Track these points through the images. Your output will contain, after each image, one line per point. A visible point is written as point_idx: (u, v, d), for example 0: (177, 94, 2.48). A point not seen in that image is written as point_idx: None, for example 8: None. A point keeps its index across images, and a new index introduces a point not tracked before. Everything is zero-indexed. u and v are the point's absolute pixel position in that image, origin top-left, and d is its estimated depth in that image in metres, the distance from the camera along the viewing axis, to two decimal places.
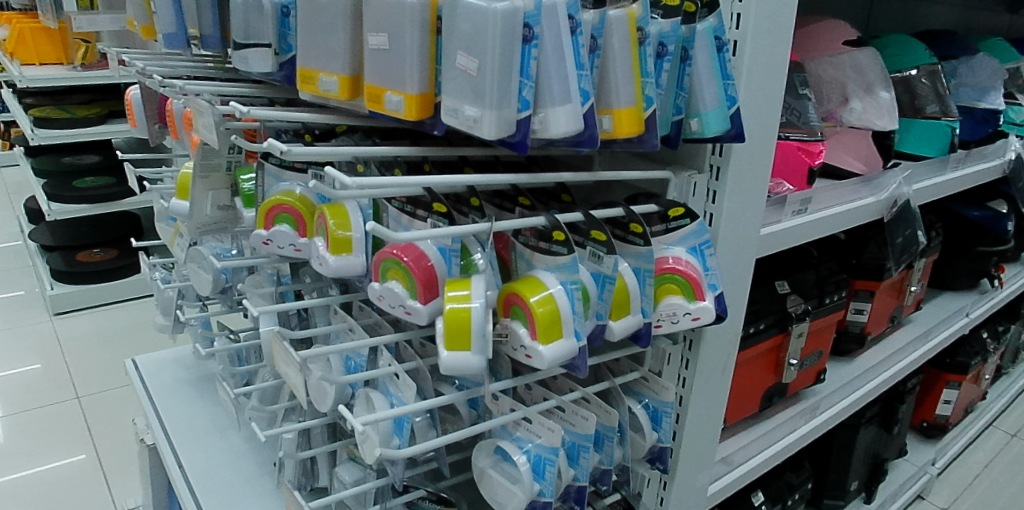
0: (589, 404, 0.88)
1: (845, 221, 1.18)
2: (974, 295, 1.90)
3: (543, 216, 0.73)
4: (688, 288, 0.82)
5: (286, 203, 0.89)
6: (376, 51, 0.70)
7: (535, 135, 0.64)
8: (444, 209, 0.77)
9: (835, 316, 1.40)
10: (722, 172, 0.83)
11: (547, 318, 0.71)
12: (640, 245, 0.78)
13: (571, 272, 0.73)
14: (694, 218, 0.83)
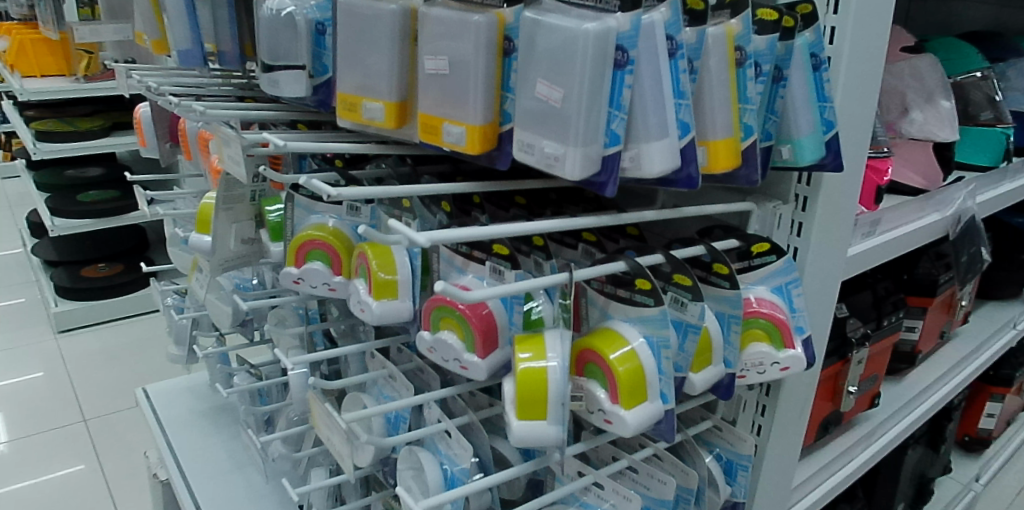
0: (662, 462, 0.79)
1: (914, 241, 1.10)
2: (1021, 305, 1.82)
3: (624, 260, 0.65)
4: (776, 334, 0.73)
5: (319, 239, 0.80)
6: (432, 76, 0.61)
7: (625, 174, 0.55)
8: (506, 251, 0.70)
9: (891, 339, 1.30)
10: (809, 202, 0.75)
11: (631, 379, 0.63)
12: (726, 287, 0.70)
13: (655, 326, 0.65)
14: (780, 254, 0.74)
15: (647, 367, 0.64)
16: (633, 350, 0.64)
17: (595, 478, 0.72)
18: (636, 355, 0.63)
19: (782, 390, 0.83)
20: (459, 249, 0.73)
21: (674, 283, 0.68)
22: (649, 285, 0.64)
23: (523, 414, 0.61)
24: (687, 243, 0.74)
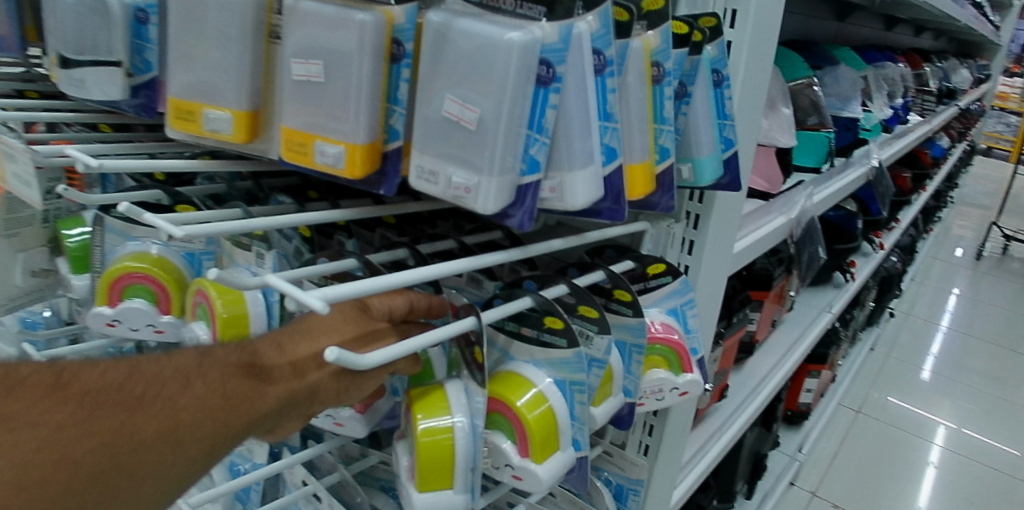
0: (557, 498, 0.74)
1: (766, 242, 1.16)
2: (831, 290, 2.05)
3: (530, 295, 0.58)
4: (675, 359, 0.69)
5: (142, 275, 0.61)
6: (300, 83, 0.49)
7: (544, 206, 0.48)
8: None
9: (739, 333, 1.35)
10: (701, 220, 0.73)
11: (543, 429, 0.55)
12: (629, 315, 0.65)
13: (565, 367, 0.58)
14: (676, 275, 0.71)
15: (558, 412, 0.56)
16: (542, 394, 0.56)
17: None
18: (545, 401, 0.56)
19: (669, 413, 0.80)
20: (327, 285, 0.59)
21: (579, 315, 0.63)
22: (559, 323, 0.58)
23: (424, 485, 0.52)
24: (585, 266, 0.68)
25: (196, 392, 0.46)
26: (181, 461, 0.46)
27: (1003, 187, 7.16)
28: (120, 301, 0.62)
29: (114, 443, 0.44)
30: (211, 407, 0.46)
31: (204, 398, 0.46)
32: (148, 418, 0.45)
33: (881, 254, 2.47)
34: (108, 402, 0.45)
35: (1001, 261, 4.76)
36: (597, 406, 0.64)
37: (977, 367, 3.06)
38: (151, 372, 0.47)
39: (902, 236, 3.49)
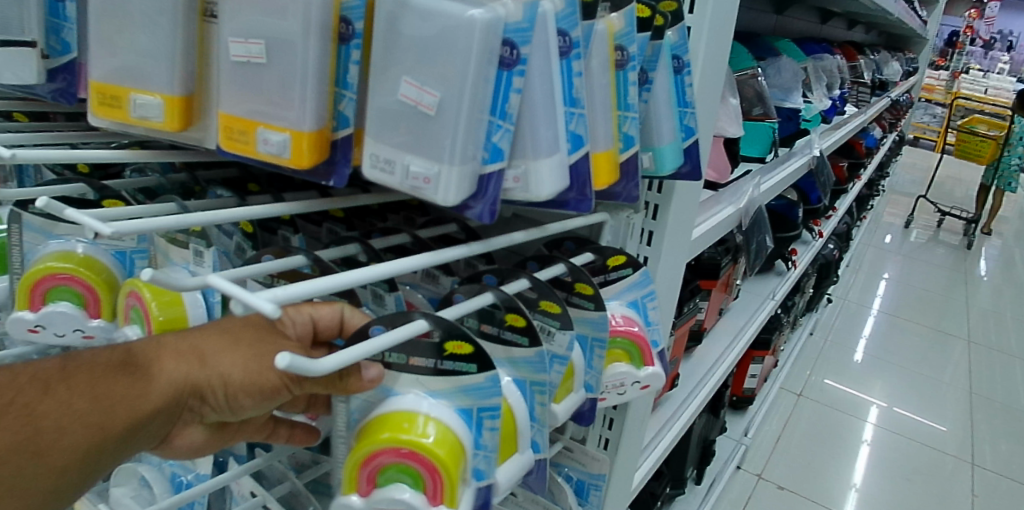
0: (518, 498, 0.72)
1: (717, 232, 1.16)
2: (775, 277, 2.10)
3: (492, 291, 0.55)
4: (636, 352, 0.68)
5: (66, 275, 0.56)
6: (240, 65, 0.45)
7: (507, 196, 0.45)
8: None
9: (690, 323, 1.37)
10: (660, 211, 0.72)
11: (500, 430, 0.52)
12: (590, 309, 0.63)
13: (525, 364, 0.55)
14: (637, 267, 0.69)
15: (517, 414, 0.54)
16: (500, 392, 0.54)
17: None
18: (505, 402, 0.53)
19: (630, 405, 0.79)
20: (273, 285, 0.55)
21: (540, 310, 0.60)
22: (522, 321, 0.55)
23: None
24: (544, 259, 0.65)
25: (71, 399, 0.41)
26: (42, 482, 0.40)
27: (927, 176, 7.51)
28: (43, 305, 0.57)
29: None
30: (85, 420, 0.41)
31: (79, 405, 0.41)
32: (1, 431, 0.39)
33: (820, 242, 2.55)
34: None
35: (925, 245, 4.99)
36: (558, 404, 0.61)
37: (907, 348, 3.20)
38: (6, 379, 0.40)
39: (837, 223, 3.61)
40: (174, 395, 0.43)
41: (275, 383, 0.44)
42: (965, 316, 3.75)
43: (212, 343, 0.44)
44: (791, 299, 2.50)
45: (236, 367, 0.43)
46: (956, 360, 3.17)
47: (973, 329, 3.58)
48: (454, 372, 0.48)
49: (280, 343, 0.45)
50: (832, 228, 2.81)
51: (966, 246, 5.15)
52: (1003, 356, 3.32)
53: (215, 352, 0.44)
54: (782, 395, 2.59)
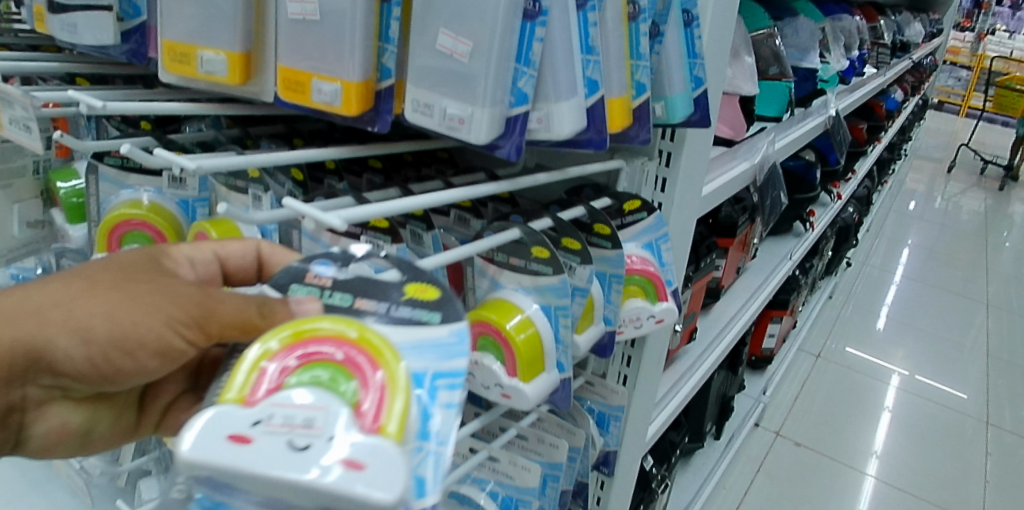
0: (545, 424, 0.79)
1: (731, 187, 1.21)
2: (793, 238, 2.13)
3: (518, 227, 0.61)
4: (650, 288, 0.74)
5: (138, 220, 0.64)
6: (296, 22, 0.51)
7: (531, 136, 0.51)
8: (384, 224, 0.59)
9: (706, 278, 1.42)
10: (673, 157, 0.76)
11: (529, 350, 0.59)
12: (608, 247, 0.69)
13: (550, 293, 0.62)
14: (651, 211, 0.74)
15: (542, 335, 0.61)
16: (528, 317, 0.60)
17: (488, 452, 0.72)
18: (532, 325, 0.60)
19: (647, 341, 0.86)
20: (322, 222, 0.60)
21: (562, 247, 0.66)
22: (545, 253, 0.61)
23: (394, 432, 0.31)
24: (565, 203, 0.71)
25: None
26: None
27: (952, 143, 7.39)
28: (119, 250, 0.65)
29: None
30: None
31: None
32: None
33: (839, 204, 2.57)
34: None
35: (949, 211, 4.97)
36: (580, 334, 0.67)
37: (926, 314, 3.21)
38: None
39: (858, 187, 3.61)
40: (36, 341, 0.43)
41: (158, 331, 0.41)
42: (986, 282, 3.74)
43: (84, 283, 0.43)
44: (811, 260, 2.54)
45: (97, 318, 0.42)
46: (975, 326, 3.18)
47: (995, 295, 3.57)
48: (412, 320, 0.40)
49: (156, 284, 0.42)
50: (851, 191, 2.82)
51: (990, 213, 5.09)
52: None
53: (73, 304, 0.43)
54: (800, 356, 2.65)
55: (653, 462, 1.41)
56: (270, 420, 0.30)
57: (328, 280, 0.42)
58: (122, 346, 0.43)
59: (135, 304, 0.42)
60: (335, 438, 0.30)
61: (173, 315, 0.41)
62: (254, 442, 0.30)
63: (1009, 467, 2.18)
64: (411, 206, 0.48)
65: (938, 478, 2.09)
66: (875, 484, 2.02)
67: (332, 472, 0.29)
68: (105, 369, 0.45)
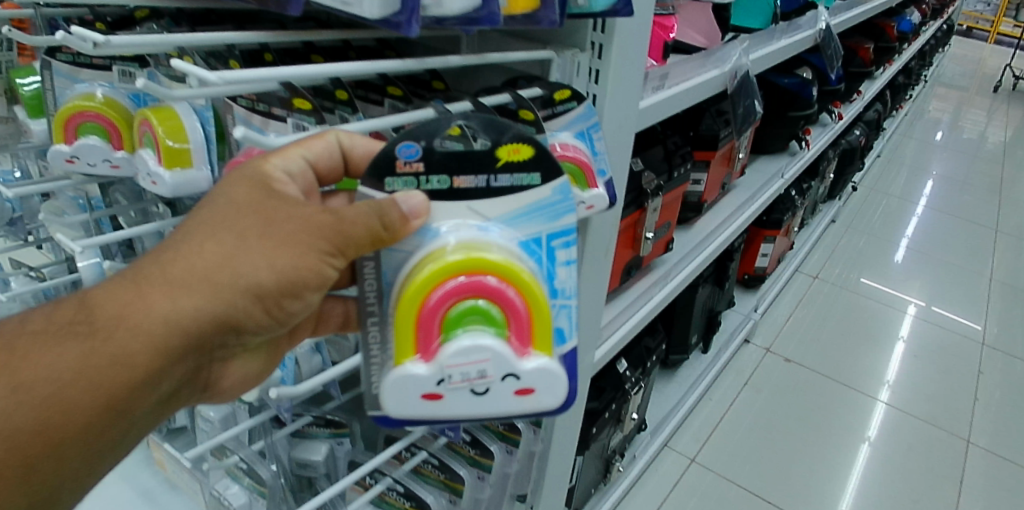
0: None
1: (694, 96, 1.17)
2: (786, 157, 2.12)
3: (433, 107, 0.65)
4: (580, 174, 0.72)
5: (92, 110, 0.67)
6: None
7: (427, 12, 0.55)
8: (308, 106, 0.66)
9: (680, 189, 1.44)
10: (605, 49, 0.79)
11: None
12: (531, 131, 0.70)
13: None
14: (581, 100, 0.76)
15: None
16: None
17: None
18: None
19: (589, 229, 0.90)
20: (253, 107, 0.64)
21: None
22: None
23: (545, 352, 0.48)
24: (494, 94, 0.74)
25: (131, 319, 0.48)
26: (116, 393, 0.48)
27: (978, 71, 7.13)
28: (75, 139, 0.67)
29: (44, 401, 0.46)
30: (155, 341, 0.49)
31: (144, 326, 0.48)
32: (70, 353, 0.47)
33: (840, 124, 2.52)
34: (32, 349, 0.47)
35: (966, 139, 4.87)
36: None
37: (932, 238, 3.18)
38: (43, 322, 0.49)
39: (868, 111, 3.54)
40: (221, 311, 0.50)
41: (314, 263, 0.50)
42: (997, 208, 3.68)
43: (235, 243, 0.49)
44: (810, 181, 2.54)
45: (262, 269, 0.49)
46: (982, 251, 3.14)
47: (1006, 222, 3.51)
48: (516, 189, 0.53)
49: (295, 218, 0.50)
50: (854, 112, 2.78)
51: (1012, 142, 4.95)
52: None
53: (237, 256, 0.49)
54: (798, 276, 2.66)
55: (627, 366, 1.43)
56: (455, 380, 0.46)
57: (418, 165, 0.52)
58: (293, 289, 0.51)
59: (290, 249, 0.49)
60: (511, 383, 0.47)
61: (326, 248, 0.50)
62: (453, 395, 0.47)
63: (1000, 383, 2.20)
64: (305, 72, 0.54)
65: (930, 392, 2.10)
66: (885, 410, 1.99)
67: (519, 401, 0.48)
68: (283, 314, 0.53)
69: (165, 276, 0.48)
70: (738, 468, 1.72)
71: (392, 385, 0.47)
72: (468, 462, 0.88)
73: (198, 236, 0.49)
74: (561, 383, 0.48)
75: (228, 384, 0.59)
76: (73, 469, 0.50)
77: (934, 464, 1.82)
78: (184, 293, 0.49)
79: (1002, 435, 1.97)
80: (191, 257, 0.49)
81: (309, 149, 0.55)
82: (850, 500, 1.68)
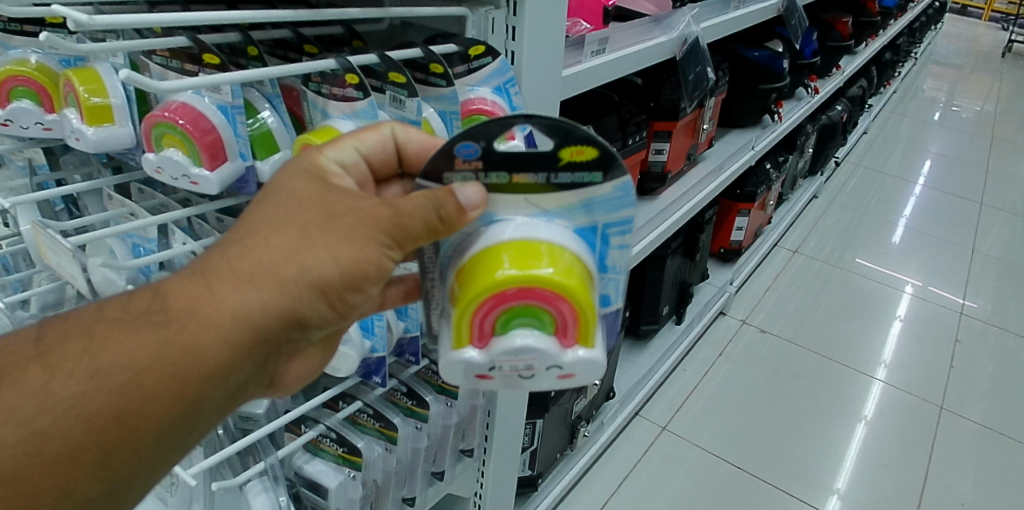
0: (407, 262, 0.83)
1: (637, 61, 1.24)
2: (757, 130, 2.23)
3: (333, 58, 0.66)
4: None
5: (22, 75, 0.72)
6: None
7: None
8: (216, 61, 0.65)
9: (637, 157, 1.51)
10: (519, 6, 0.79)
11: None
12: (405, 95, 0.69)
13: (369, 119, 0.68)
14: (496, 56, 0.78)
15: None
16: None
17: None
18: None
19: None
20: (167, 64, 0.67)
21: (389, 82, 0.71)
22: (357, 80, 0.67)
23: (589, 343, 0.55)
24: (405, 46, 0.75)
25: (203, 312, 0.53)
26: (185, 383, 0.53)
27: (973, 50, 7.18)
28: (8, 103, 0.73)
29: (120, 388, 0.51)
30: (225, 336, 0.54)
31: (214, 319, 0.54)
32: (143, 345, 0.52)
33: (815, 99, 2.64)
34: (111, 337, 0.53)
35: (955, 116, 4.95)
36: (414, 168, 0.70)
37: (917, 213, 3.26)
38: (115, 314, 0.54)
39: (854, 87, 3.60)
40: (289, 306, 0.55)
41: (373, 256, 0.55)
42: (983, 184, 3.76)
43: (303, 239, 0.55)
44: (786, 154, 2.66)
45: (325, 264, 0.55)
46: (961, 224, 3.22)
47: (992, 197, 3.59)
48: (575, 185, 0.58)
49: (357, 217, 0.55)
50: (831, 87, 2.87)
51: (1002, 119, 5.02)
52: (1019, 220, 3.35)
53: (298, 253, 0.54)
54: (778, 251, 2.78)
55: None
56: (506, 371, 0.54)
57: (477, 163, 0.58)
58: (355, 283, 0.56)
59: (352, 244, 0.55)
60: (556, 373, 0.55)
61: (384, 241, 0.55)
62: (502, 378, 0.56)
63: (977, 353, 2.29)
64: (239, 79, 0.61)
65: (906, 361, 2.20)
66: (883, 388, 2.07)
67: (563, 382, 0.56)
68: (346, 307, 0.58)
69: (234, 271, 0.54)
70: (715, 439, 1.82)
71: (450, 365, 0.56)
72: (404, 412, 0.89)
73: (266, 230, 0.55)
74: (600, 366, 0.56)
75: (291, 381, 0.66)
76: (147, 459, 0.55)
77: (903, 429, 1.92)
78: (253, 290, 0.54)
79: (997, 411, 2.03)
80: (261, 250, 0.54)
81: (360, 142, 0.62)
82: (818, 465, 1.78)
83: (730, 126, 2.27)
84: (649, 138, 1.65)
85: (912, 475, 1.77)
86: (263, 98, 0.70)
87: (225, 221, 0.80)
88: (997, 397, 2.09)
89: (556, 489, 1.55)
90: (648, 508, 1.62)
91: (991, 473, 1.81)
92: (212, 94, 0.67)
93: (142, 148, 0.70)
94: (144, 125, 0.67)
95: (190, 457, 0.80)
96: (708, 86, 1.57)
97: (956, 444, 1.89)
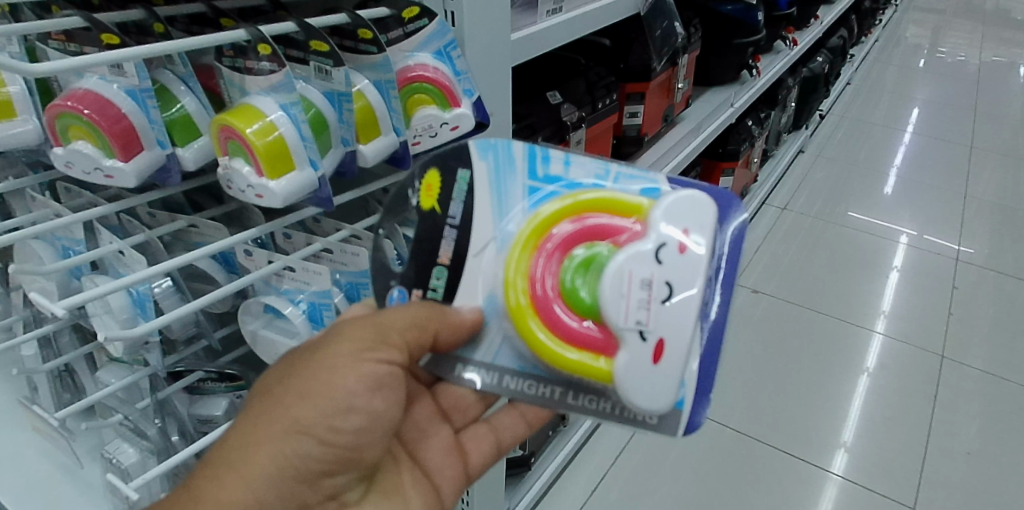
0: (362, 240, 0.81)
1: (597, 20, 1.17)
2: (736, 86, 2.16)
3: (243, 29, 0.61)
4: (439, 95, 0.73)
5: None
6: None
7: None
8: (116, 40, 0.58)
9: (609, 121, 1.44)
10: None
11: (275, 153, 0.62)
12: (330, 65, 0.65)
13: (290, 94, 0.63)
14: (433, 17, 0.72)
15: (289, 139, 0.63)
16: (272, 123, 0.62)
17: (284, 263, 0.75)
18: (276, 129, 0.62)
19: None
20: (66, 49, 0.62)
21: (313, 51, 0.66)
22: (271, 51, 0.62)
23: (647, 207, 0.61)
24: (331, 12, 0.70)
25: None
26: None
27: None
28: None
29: None
30: None
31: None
32: None
33: (794, 51, 2.56)
34: None
35: (939, 61, 4.86)
36: (325, 158, 0.68)
37: (908, 162, 3.21)
38: None
39: (835, 37, 3.52)
40: (277, 459, 0.63)
41: (348, 381, 0.64)
42: (972, 128, 3.70)
43: (276, 392, 0.64)
44: (768, 109, 2.60)
45: (305, 408, 0.63)
46: (952, 170, 3.17)
47: (982, 141, 3.53)
48: (470, 194, 0.66)
49: (327, 357, 0.64)
50: (811, 38, 2.78)
51: (987, 62, 4.95)
52: (1011, 162, 3.31)
53: (279, 406, 0.63)
54: (767, 209, 2.73)
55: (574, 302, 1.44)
56: (646, 317, 0.57)
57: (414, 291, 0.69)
58: (336, 410, 0.64)
59: (322, 378, 0.64)
60: (669, 251, 0.58)
61: (349, 364, 0.64)
62: (659, 321, 0.58)
63: (976, 299, 2.26)
64: (138, 54, 0.55)
65: (904, 312, 2.17)
66: (883, 341, 2.03)
67: (685, 246, 0.58)
68: (342, 440, 0.65)
69: (216, 460, 0.62)
70: (714, 405, 1.78)
71: (627, 377, 0.58)
72: None
73: (244, 412, 0.65)
74: (673, 205, 0.59)
75: None
76: None
77: (906, 382, 1.89)
78: (231, 465, 0.62)
79: (1001, 356, 2.01)
80: (242, 427, 0.64)
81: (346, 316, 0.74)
82: (821, 424, 1.74)
83: (708, 84, 2.19)
84: (621, 102, 1.59)
85: (917, 427, 1.74)
86: (178, 78, 0.64)
87: (156, 216, 0.75)
88: (998, 341, 2.07)
89: (551, 467, 1.52)
90: (648, 480, 1.58)
91: (997, 418, 1.78)
92: (119, 77, 0.61)
93: (51, 143, 0.65)
94: (46, 116, 0.62)
95: (144, 468, 0.77)
96: (677, 42, 1.55)
97: (959, 391, 1.86)
